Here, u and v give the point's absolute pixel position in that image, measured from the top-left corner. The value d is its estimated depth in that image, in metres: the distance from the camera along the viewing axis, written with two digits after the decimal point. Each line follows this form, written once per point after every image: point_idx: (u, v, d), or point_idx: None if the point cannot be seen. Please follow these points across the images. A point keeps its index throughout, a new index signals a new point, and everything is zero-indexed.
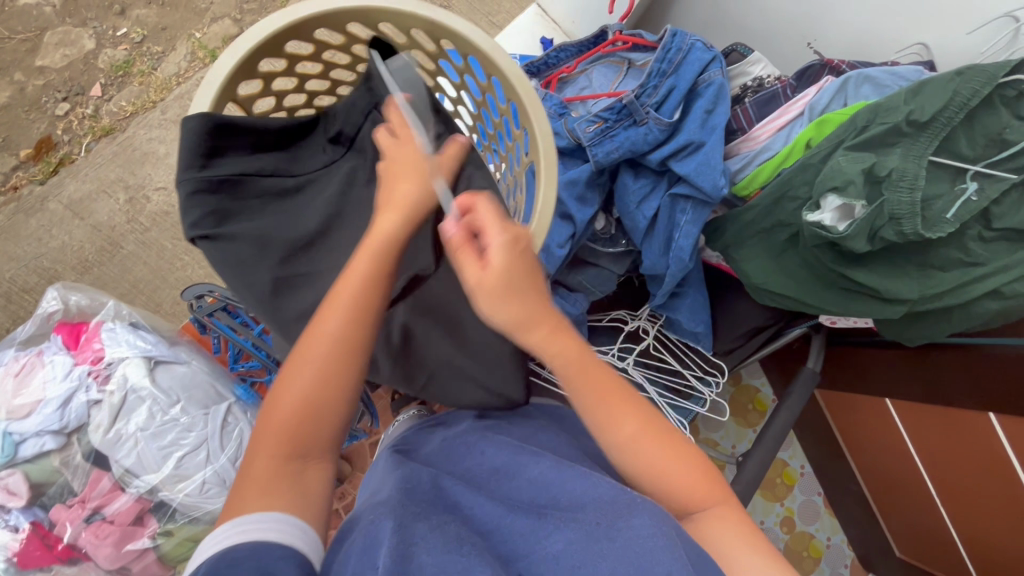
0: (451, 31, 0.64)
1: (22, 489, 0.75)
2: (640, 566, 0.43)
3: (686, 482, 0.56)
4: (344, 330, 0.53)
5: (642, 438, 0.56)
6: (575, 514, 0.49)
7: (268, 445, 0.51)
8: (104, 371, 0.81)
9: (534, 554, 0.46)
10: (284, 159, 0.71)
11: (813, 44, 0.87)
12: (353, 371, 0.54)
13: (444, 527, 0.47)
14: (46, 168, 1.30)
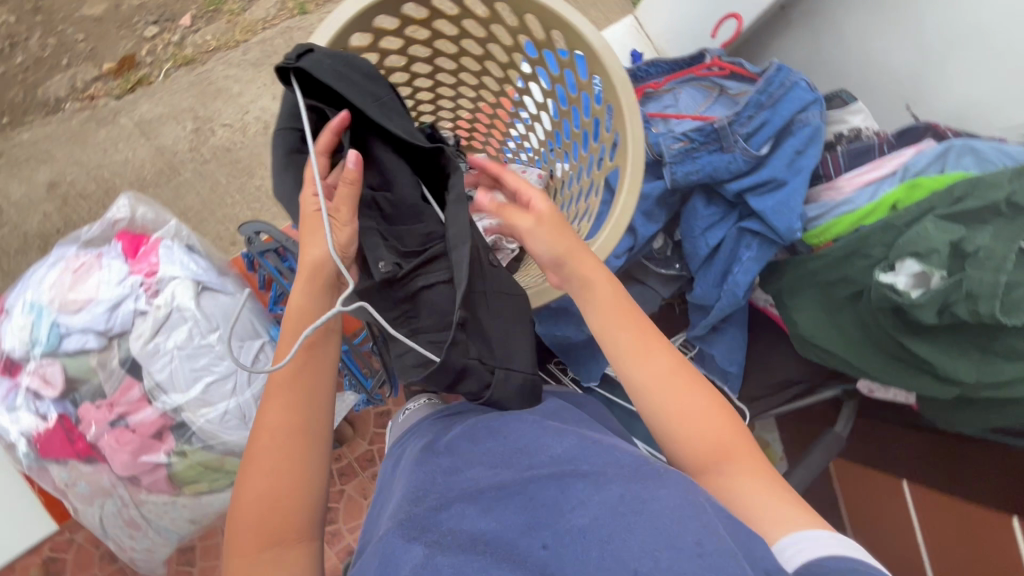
0: (566, 24, 0.64)
1: (58, 380, 0.78)
2: (665, 538, 0.42)
3: (713, 432, 0.57)
4: (286, 419, 0.57)
5: (672, 378, 0.59)
6: (599, 482, 0.48)
7: (245, 544, 0.54)
8: (154, 285, 0.82)
9: (558, 526, 0.45)
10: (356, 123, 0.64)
11: (911, 108, 0.85)
12: (311, 447, 0.58)
13: (460, 529, 0.47)
14: (124, 85, 1.33)
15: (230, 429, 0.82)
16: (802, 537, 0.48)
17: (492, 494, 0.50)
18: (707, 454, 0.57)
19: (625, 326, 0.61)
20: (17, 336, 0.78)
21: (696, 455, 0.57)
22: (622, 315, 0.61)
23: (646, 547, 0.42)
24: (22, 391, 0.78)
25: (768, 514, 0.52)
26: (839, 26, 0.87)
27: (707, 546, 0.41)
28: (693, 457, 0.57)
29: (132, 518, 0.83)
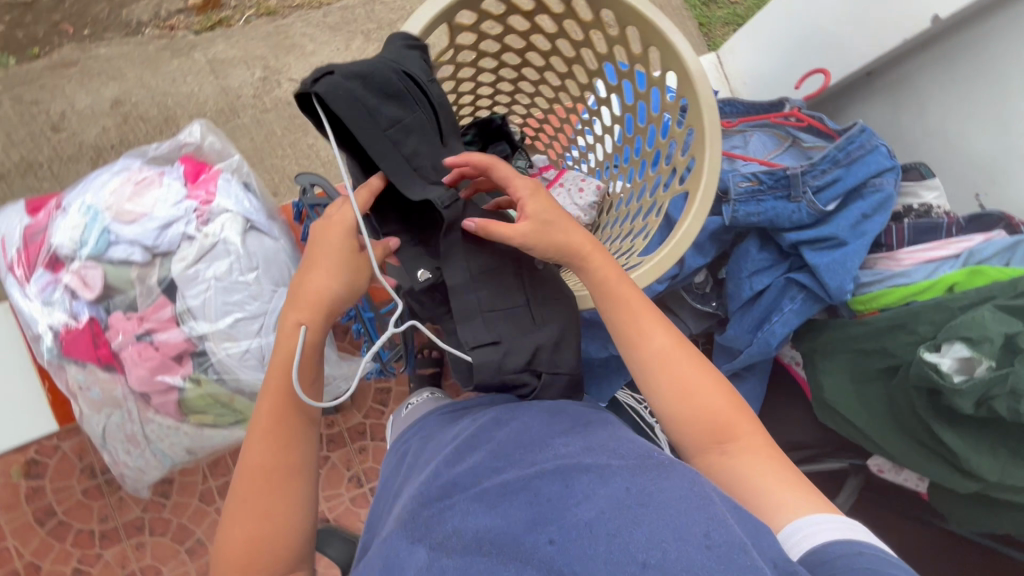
0: (670, 47, 0.65)
1: (97, 284, 0.79)
2: (676, 531, 0.38)
3: (713, 414, 0.57)
4: (274, 459, 0.57)
5: (668, 360, 0.59)
6: (603, 474, 0.44)
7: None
8: (207, 214, 0.84)
9: (563, 518, 0.40)
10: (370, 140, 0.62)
11: (981, 198, 0.83)
12: (296, 491, 0.57)
13: (464, 526, 0.42)
14: (205, 23, 1.35)
15: (248, 368, 0.83)
16: (809, 521, 0.49)
17: (497, 491, 0.44)
18: (710, 437, 0.56)
19: (621, 307, 0.60)
20: (67, 234, 0.79)
21: (701, 439, 0.57)
22: (617, 297, 0.61)
23: (653, 538, 0.38)
24: (61, 287, 0.79)
25: (772, 499, 0.52)
26: (922, 101, 0.86)
27: (716, 538, 0.38)
28: (697, 441, 0.57)
29: (134, 435, 0.84)
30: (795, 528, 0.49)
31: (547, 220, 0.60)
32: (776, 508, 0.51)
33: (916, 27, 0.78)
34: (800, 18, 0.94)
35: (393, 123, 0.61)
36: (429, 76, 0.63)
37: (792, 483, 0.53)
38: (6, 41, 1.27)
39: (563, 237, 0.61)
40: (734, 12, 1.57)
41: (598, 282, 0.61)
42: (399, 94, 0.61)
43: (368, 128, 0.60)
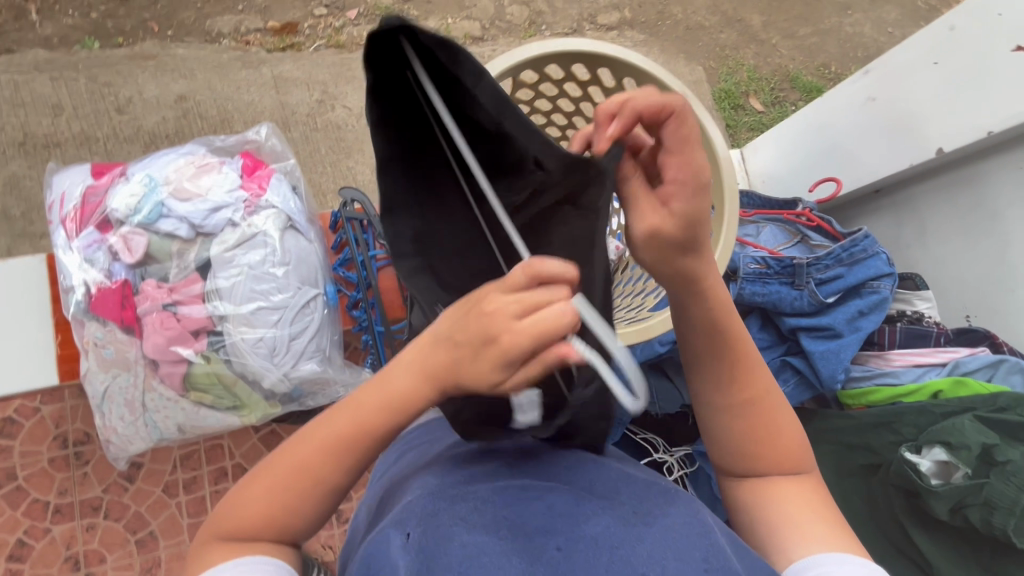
0: (705, 133, 0.73)
1: (138, 251, 0.84)
2: (676, 547, 0.48)
3: (781, 454, 0.59)
4: (370, 418, 0.49)
5: (756, 402, 0.58)
6: (611, 501, 0.52)
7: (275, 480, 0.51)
8: (255, 206, 0.89)
9: (571, 529, 0.48)
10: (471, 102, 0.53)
11: (971, 318, 0.89)
12: (355, 455, 0.51)
13: (483, 509, 0.49)
14: (279, 44, 1.48)
15: (257, 356, 0.86)
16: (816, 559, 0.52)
17: (512, 491, 0.51)
18: (757, 470, 0.59)
19: (733, 345, 0.57)
20: (125, 200, 0.85)
21: (749, 469, 0.59)
22: (727, 337, 0.57)
23: (655, 556, 0.46)
24: (105, 247, 0.84)
25: (796, 534, 0.55)
26: (923, 225, 0.93)
27: (714, 563, 0.47)
28: (746, 470, 0.59)
29: (132, 401, 0.85)
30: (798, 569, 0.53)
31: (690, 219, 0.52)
32: (797, 542, 0.54)
33: (921, 154, 0.87)
34: (819, 133, 1.04)
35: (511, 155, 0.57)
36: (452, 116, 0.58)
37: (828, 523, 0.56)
38: (96, 27, 1.41)
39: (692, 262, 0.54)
40: (760, 121, 1.71)
41: (709, 317, 0.56)
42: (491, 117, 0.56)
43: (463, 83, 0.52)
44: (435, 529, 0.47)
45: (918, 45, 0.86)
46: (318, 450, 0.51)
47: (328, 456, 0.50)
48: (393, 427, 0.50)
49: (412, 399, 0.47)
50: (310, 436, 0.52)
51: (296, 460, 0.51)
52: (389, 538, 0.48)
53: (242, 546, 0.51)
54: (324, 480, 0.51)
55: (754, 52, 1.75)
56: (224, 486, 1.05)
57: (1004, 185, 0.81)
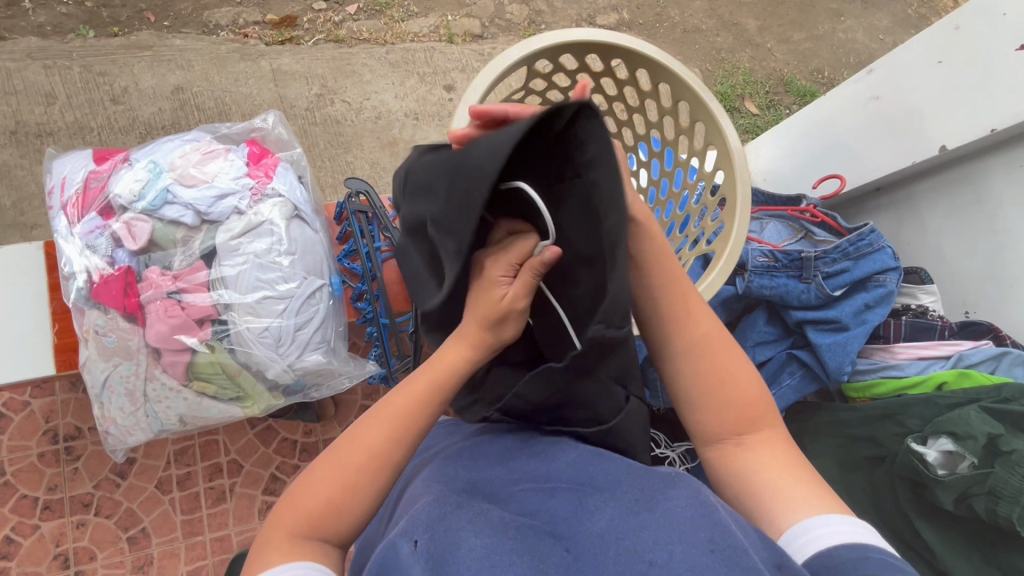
0: (717, 125, 0.73)
1: (142, 238, 0.83)
2: (682, 530, 0.47)
3: (745, 400, 0.60)
4: (427, 390, 0.57)
5: (706, 346, 0.61)
6: (612, 493, 0.52)
7: (334, 472, 0.54)
8: (261, 194, 0.88)
9: (578, 530, 0.48)
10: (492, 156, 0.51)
11: (970, 314, 0.90)
12: (417, 432, 0.57)
13: (487, 515, 0.49)
14: (277, 37, 1.46)
15: (262, 346, 0.85)
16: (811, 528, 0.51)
17: (515, 509, 0.51)
18: (734, 428, 0.59)
19: (670, 289, 0.61)
20: (129, 186, 0.83)
21: (719, 420, 0.60)
22: (666, 280, 0.61)
23: (661, 541, 0.46)
24: (107, 233, 0.83)
25: (780, 499, 0.55)
26: (923, 221, 0.95)
27: (720, 543, 0.45)
28: (717, 425, 0.60)
29: (132, 391, 0.84)
30: (783, 540, 0.52)
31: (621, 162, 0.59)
32: (783, 510, 0.54)
33: (923, 152, 0.88)
34: (822, 131, 1.05)
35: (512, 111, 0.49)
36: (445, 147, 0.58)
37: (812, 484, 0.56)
38: (91, 15, 1.38)
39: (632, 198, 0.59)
40: (755, 123, 1.72)
41: (645, 258, 0.60)
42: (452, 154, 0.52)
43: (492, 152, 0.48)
44: (443, 534, 0.47)
45: (919, 45, 0.88)
46: (374, 429, 0.55)
47: (388, 431, 0.55)
48: (443, 399, 0.57)
49: (452, 369, 0.57)
50: (368, 421, 0.56)
51: (356, 443, 0.55)
52: (396, 544, 0.47)
53: (299, 545, 0.51)
54: (383, 457, 0.55)
55: (750, 55, 1.77)
56: (220, 482, 1.03)
57: (1003, 182, 0.83)
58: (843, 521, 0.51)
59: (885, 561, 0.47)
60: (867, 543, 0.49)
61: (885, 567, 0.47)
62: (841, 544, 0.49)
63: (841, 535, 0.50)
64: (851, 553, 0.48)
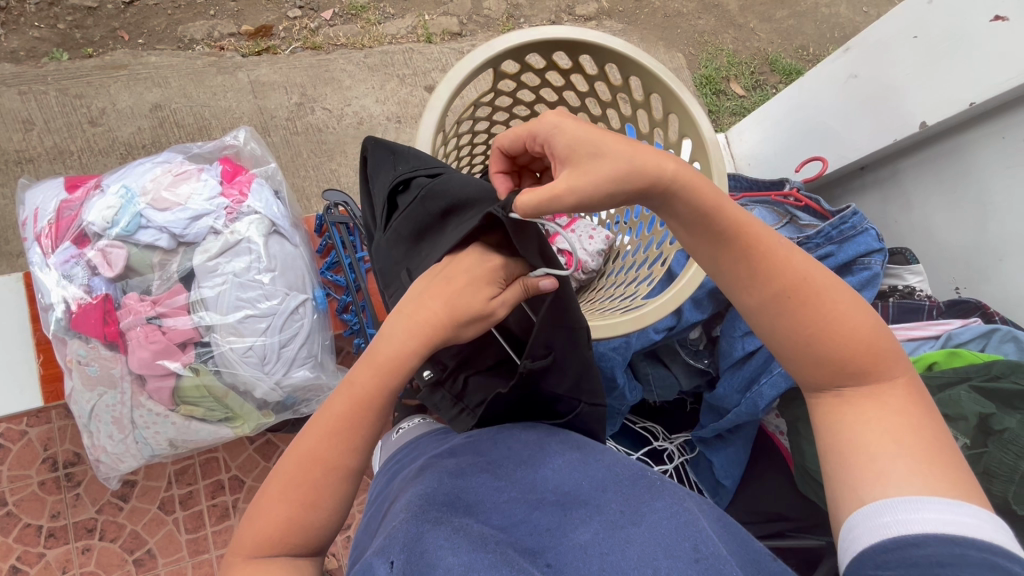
0: (691, 118, 0.72)
1: (118, 264, 0.82)
2: (664, 543, 0.48)
3: (852, 344, 0.51)
4: (369, 390, 0.54)
5: (794, 298, 0.52)
6: (597, 507, 0.53)
7: (283, 489, 0.51)
8: (237, 212, 0.87)
9: (562, 545, 0.48)
10: (454, 198, 0.64)
11: (960, 290, 0.89)
12: (366, 433, 0.54)
13: (468, 529, 0.48)
14: (253, 47, 1.44)
15: (247, 366, 0.84)
16: (913, 514, 0.44)
17: (500, 523, 0.51)
18: (832, 379, 0.52)
19: (737, 240, 0.52)
20: (101, 213, 0.83)
21: (820, 375, 0.52)
22: (724, 233, 0.52)
23: (646, 556, 0.47)
24: (83, 262, 0.82)
25: (874, 468, 0.47)
26: (909, 198, 0.94)
27: (704, 552, 0.47)
28: (812, 379, 0.53)
29: (120, 419, 0.84)
30: (858, 515, 0.47)
31: (582, 139, 0.50)
32: (869, 484, 0.47)
33: (905, 128, 0.87)
34: (803, 113, 1.04)
35: (460, 184, 0.64)
36: (394, 171, 0.71)
37: (915, 455, 0.47)
38: (63, 38, 1.37)
39: (611, 160, 0.49)
40: (742, 105, 1.70)
41: (695, 215, 0.52)
42: (413, 210, 0.67)
43: (457, 200, 0.64)
44: (420, 555, 0.44)
45: (896, 21, 0.87)
46: (319, 437, 0.53)
47: (336, 439, 0.52)
48: (387, 400, 0.55)
49: (395, 357, 0.55)
50: (308, 429, 0.54)
51: (301, 454, 0.52)
52: (372, 566, 0.45)
53: (262, 565, 0.49)
54: (337, 465, 0.52)
55: (733, 36, 1.75)
56: (222, 499, 1.03)
57: (987, 154, 0.81)
58: (946, 508, 0.44)
59: (985, 562, 0.41)
60: (964, 538, 0.42)
61: (982, 570, 0.40)
62: (933, 534, 0.43)
63: (935, 524, 0.43)
64: (949, 549, 0.42)
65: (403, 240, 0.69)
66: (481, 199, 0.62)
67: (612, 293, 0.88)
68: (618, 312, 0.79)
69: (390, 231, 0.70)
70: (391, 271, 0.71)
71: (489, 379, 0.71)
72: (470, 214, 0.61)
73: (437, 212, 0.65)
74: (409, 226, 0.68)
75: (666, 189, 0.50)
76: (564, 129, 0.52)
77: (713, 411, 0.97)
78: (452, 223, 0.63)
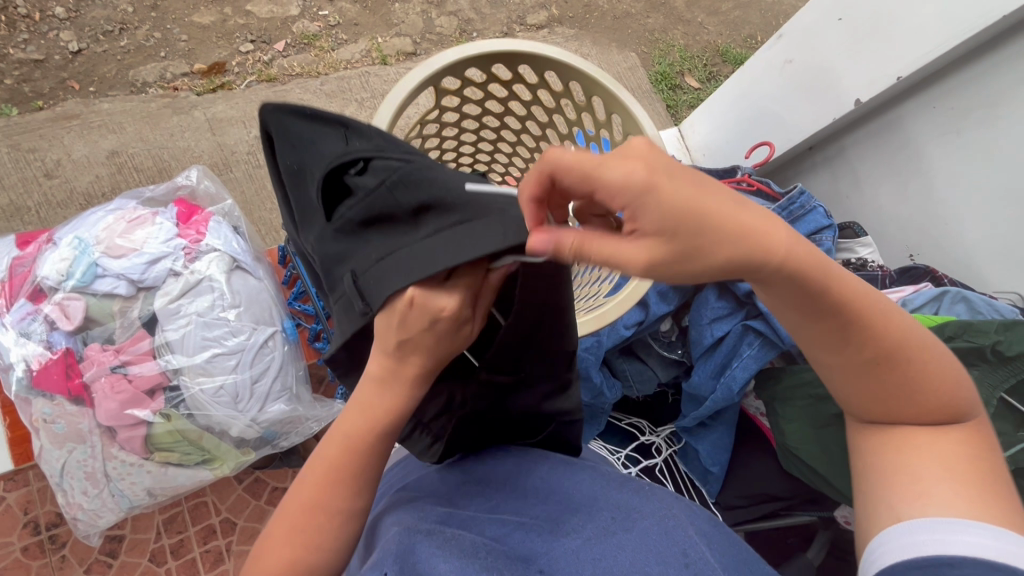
0: (632, 115, 0.73)
1: (77, 316, 0.81)
2: (656, 549, 0.47)
3: (931, 394, 0.48)
4: (361, 433, 0.51)
5: (886, 360, 0.46)
6: (589, 513, 0.52)
7: (286, 530, 0.51)
8: (195, 252, 0.87)
9: (552, 552, 0.48)
10: (447, 193, 0.50)
11: (915, 258, 0.91)
12: (364, 476, 0.53)
13: (461, 538, 0.48)
14: (207, 85, 1.43)
15: (220, 405, 0.83)
16: (949, 535, 0.45)
17: (492, 536, 0.51)
18: (896, 417, 0.49)
19: (846, 314, 0.43)
20: (54, 266, 0.81)
21: (885, 415, 0.50)
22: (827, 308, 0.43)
23: (638, 561, 0.46)
24: (40, 318, 0.81)
25: (915, 493, 0.48)
26: (857, 174, 0.96)
27: (692, 557, 0.46)
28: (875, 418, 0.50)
29: (93, 473, 0.83)
30: (890, 535, 0.47)
31: (681, 215, 0.35)
32: (907, 502, 0.48)
33: (841, 107, 0.90)
34: (748, 101, 1.07)
35: (452, 180, 0.51)
36: (345, 145, 0.55)
37: (966, 481, 0.47)
38: (12, 93, 1.36)
39: (723, 250, 0.36)
40: (698, 97, 1.74)
41: (789, 298, 0.42)
42: (378, 194, 0.51)
43: (450, 196, 0.50)
44: (413, 564, 0.44)
45: (819, 8, 0.90)
46: (317, 482, 0.52)
47: (338, 484, 0.52)
48: (379, 441, 0.52)
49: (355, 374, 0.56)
50: (309, 470, 0.53)
51: (305, 499, 0.52)
52: None
53: None
54: (335, 508, 0.52)
55: (683, 32, 1.80)
56: (215, 544, 1.00)
57: (922, 123, 0.84)
58: (988, 534, 0.44)
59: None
60: (1003, 563, 0.43)
61: None
62: (968, 558, 0.44)
63: (974, 548, 0.44)
64: (985, 572, 0.43)
65: (361, 233, 0.51)
66: (486, 204, 0.49)
67: (578, 293, 0.88)
68: (581, 311, 0.80)
69: (338, 221, 0.52)
70: (335, 271, 0.52)
71: (442, 384, 0.63)
72: (479, 224, 0.47)
73: (419, 203, 0.50)
74: (373, 218, 0.51)
75: (776, 278, 0.39)
76: (659, 195, 0.35)
77: (693, 401, 0.97)
78: (446, 221, 0.49)
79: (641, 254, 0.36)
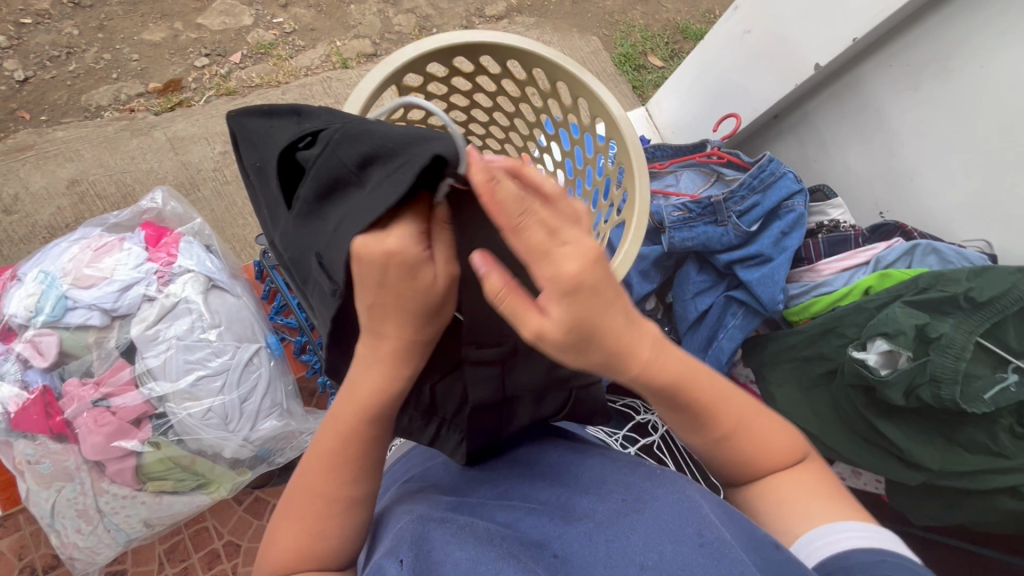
0: (598, 98, 0.73)
1: (51, 351, 0.79)
2: (671, 528, 0.46)
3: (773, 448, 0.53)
4: (361, 426, 0.51)
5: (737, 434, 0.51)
6: (602, 496, 0.53)
7: (293, 514, 0.51)
8: (168, 275, 0.85)
9: (566, 534, 0.48)
10: (386, 142, 0.49)
11: (885, 214, 0.93)
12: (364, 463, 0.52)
13: (474, 525, 0.48)
14: (165, 104, 1.40)
15: (210, 427, 0.81)
16: (833, 532, 0.49)
17: (504, 524, 0.51)
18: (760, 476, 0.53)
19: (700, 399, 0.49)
20: (23, 303, 0.80)
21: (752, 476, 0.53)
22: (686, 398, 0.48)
23: (651, 543, 0.46)
24: (13, 357, 0.79)
25: (796, 511, 0.52)
26: (823, 137, 0.98)
27: (707, 536, 0.45)
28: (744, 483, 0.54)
29: (86, 510, 0.81)
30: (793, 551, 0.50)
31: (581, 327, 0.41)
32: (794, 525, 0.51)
33: (801, 73, 0.91)
34: (712, 74, 1.08)
35: (389, 128, 0.49)
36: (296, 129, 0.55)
37: (822, 497, 0.53)
38: None
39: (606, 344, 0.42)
40: (664, 75, 1.74)
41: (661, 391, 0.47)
42: (323, 163, 0.50)
43: (389, 143, 0.48)
44: (427, 556, 0.44)
45: None
46: (322, 471, 0.51)
47: (340, 471, 0.51)
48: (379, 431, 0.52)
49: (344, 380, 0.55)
50: (311, 458, 0.53)
51: (307, 487, 0.52)
52: (383, 566, 0.45)
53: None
54: (338, 495, 0.51)
55: (642, 12, 1.80)
56: (220, 569, 0.99)
57: (880, 82, 0.86)
58: (859, 528, 0.49)
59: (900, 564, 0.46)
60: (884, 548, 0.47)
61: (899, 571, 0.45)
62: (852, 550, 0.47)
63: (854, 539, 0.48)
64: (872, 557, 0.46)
65: (317, 207, 0.51)
66: (423, 140, 0.47)
67: None
68: None
69: (296, 203, 0.52)
70: (305, 251, 0.52)
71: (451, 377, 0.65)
72: (418, 159, 0.46)
73: (362, 159, 0.49)
74: (323, 186, 0.50)
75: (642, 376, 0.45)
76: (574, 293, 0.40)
77: None
78: (389, 169, 0.47)
79: (542, 327, 0.41)
